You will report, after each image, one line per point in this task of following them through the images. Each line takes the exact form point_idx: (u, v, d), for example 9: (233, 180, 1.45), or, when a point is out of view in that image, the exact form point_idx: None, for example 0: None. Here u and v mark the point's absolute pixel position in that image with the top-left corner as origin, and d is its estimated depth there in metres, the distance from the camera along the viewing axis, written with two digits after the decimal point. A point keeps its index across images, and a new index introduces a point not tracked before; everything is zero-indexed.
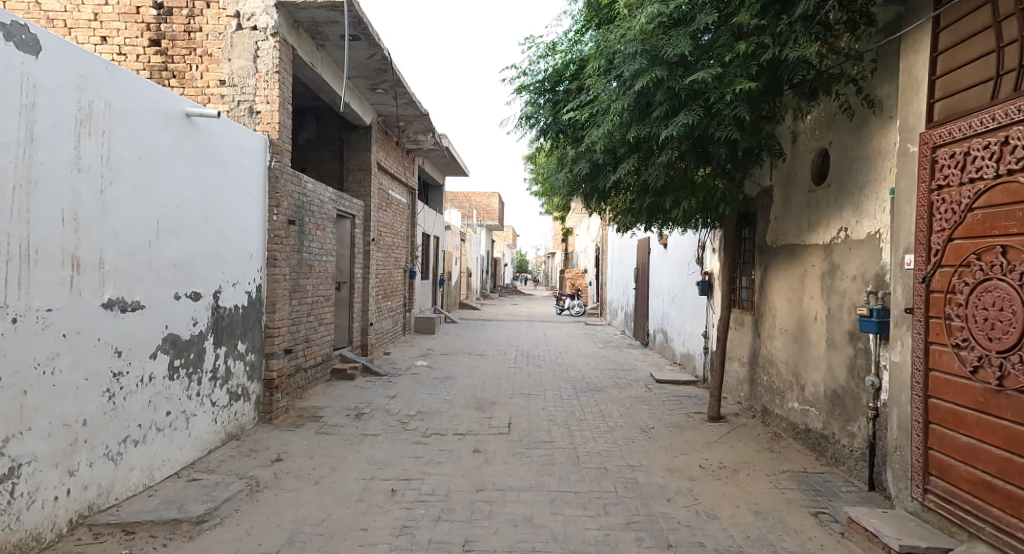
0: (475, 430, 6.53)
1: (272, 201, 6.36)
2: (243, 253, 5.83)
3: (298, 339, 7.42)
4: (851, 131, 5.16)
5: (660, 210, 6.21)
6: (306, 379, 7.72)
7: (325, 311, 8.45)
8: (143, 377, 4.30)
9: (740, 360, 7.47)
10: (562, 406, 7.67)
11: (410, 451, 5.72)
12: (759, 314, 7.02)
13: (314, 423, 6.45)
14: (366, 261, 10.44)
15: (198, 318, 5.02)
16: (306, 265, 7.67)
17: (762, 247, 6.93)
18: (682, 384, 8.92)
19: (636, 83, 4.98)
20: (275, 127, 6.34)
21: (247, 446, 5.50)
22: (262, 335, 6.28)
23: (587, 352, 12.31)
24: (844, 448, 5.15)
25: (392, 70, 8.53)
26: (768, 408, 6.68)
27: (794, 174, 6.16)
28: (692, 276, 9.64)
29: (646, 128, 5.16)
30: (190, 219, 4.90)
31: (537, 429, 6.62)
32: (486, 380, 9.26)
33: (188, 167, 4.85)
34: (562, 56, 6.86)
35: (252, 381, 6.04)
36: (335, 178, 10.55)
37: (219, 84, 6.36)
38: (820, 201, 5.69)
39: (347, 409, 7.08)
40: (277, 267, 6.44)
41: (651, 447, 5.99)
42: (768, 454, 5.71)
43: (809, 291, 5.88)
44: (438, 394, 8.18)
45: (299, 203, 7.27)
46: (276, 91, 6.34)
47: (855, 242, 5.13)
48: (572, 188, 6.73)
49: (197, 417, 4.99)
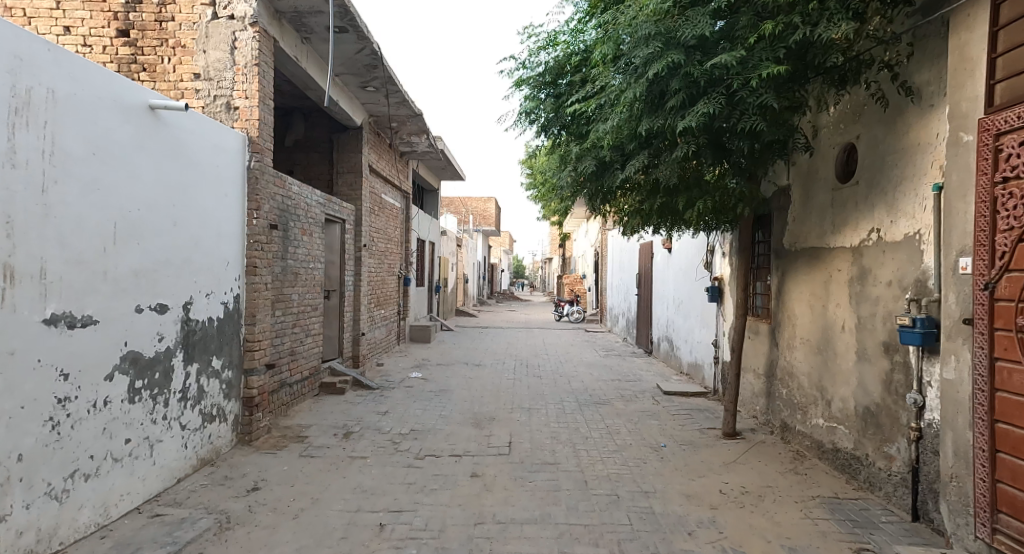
0: (473, 451, 6.04)
1: (252, 203, 5.88)
2: (218, 259, 5.34)
3: (283, 352, 6.94)
4: (884, 123, 4.71)
5: (673, 213, 5.74)
6: (292, 395, 7.22)
7: (313, 322, 7.95)
8: (96, 401, 3.80)
9: (756, 372, 6.99)
10: (566, 422, 7.19)
11: (401, 476, 5.22)
12: (776, 323, 6.55)
13: (299, 444, 5.96)
14: (357, 268, 9.95)
15: (164, 332, 4.52)
16: (292, 272, 7.19)
17: (779, 250, 6.47)
18: (692, 395, 8.45)
19: (649, 69, 4.51)
20: (254, 124, 5.86)
21: (222, 473, 5.00)
22: (240, 350, 5.78)
23: (589, 361, 11.84)
24: (880, 472, 4.68)
25: (384, 66, 8.08)
26: (789, 424, 6.21)
27: (816, 171, 5.69)
28: (700, 282, 9.18)
29: (659, 120, 4.70)
30: (155, 224, 4.41)
31: (539, 448, 6.13)
32: (484, 393, 8.77)
33: (152, 167, 4.37)
34: (563, 47, 6.47)
35: (229, 400, 5.54)
36: (324, 181, 10.08)
37: (193, 78, 5.88)
38: (847, 199, 5.23)
39: (335, 428, 6.58)
40: (257, 275, 5.95)
41: (665, 469, 5.51)
42: (793, 476, 5.24)
43: (835, 298, 5.42)
44: (433, 409, 7.68)
45: (282, 206, 6.80)
46: (256, 85, 5.85)
47: (889, 244, 4.68)
48: (576, 189, 6.27)
49: (164, 443, 4.48)
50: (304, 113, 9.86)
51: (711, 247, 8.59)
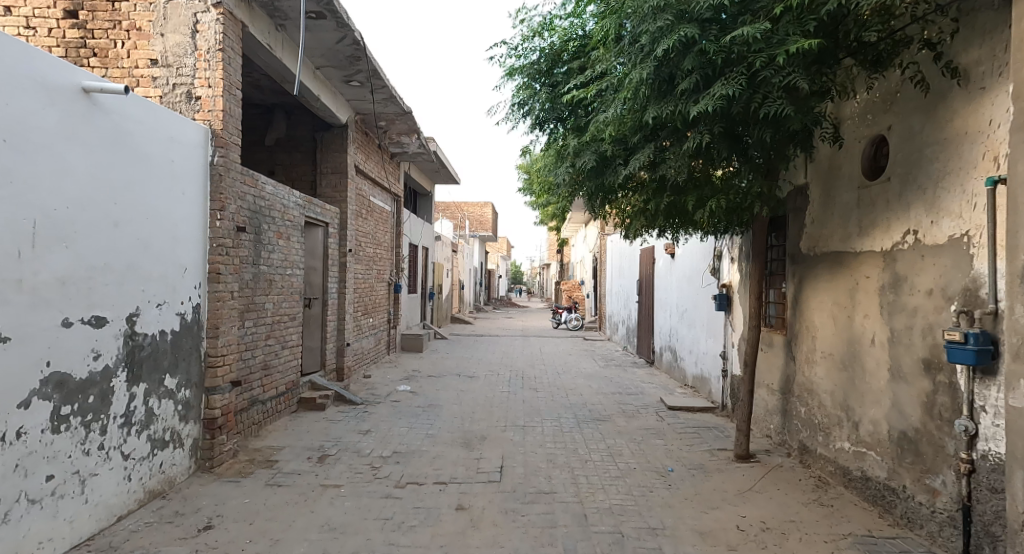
0: (459, 477, 5.45)
1: (215, 203, 5.31)
2: (173, 265, 4.76)
3: (253, 367, 6.36)
4: (922, 110, 4.17)
5: (681, 214, 5.18)
6: (265, 413, 6.64)
7: (290, 332, 7.37)
8: (6, 434, 3.31)
9: (769, 388, 6.42)
10: (563, 441, 6.62)
11: (377, 510, 4.66)
12: (792, 334, 5.98)
13: (266, 471, 5.37)
14: (341, 275, 9.37)
15: (102, 350, 3.95)
16: (264, 280, 6.61)
17: (795, 254, 5.91)
18: (698, 411, 7.89)
19: (659, 46, 3.96)
20: (217, 115, 5.30)
21: (172, 508, 4.41)
22: (199, 367, 5.19)
23: (589, 372, 11.24)
24: (921, 508, 4.14)
25: (368, 58, 7.55)
26: (808, 446, 5.65)
27: (840, 167, 5.15)
28: (706, 289, 8.62)
29: (668, 107, 4.16)
30: (91, 224, 3.86)
31: (533, 474, 5.55)
32: (476, 408, 8.17)
33: (87, 161, 3.82)
34: (560, 33, 6.04)
35: (186, 423, 4.96)
36: (307, 182, 9.50)
37: (150, 64, 5.31)
38: (877, 198, 4.68)
39: (309, 450, 6.00)
40: (221, 283, 5.36)
41: (674, 500, 4.96)
42: (819, 509, 4.69)
43: (863, 307, 4.87)
44: (419, 428, 7.08)
45: (253, 208, 6.24)
46: (220, 72, 5.29)
47: (929, 248, 4.13)
48: (575, 187, 5.74)
49: (101, 476, 3.93)
50: (285, 110, 9.30)
51: (719, 252, 8.03)
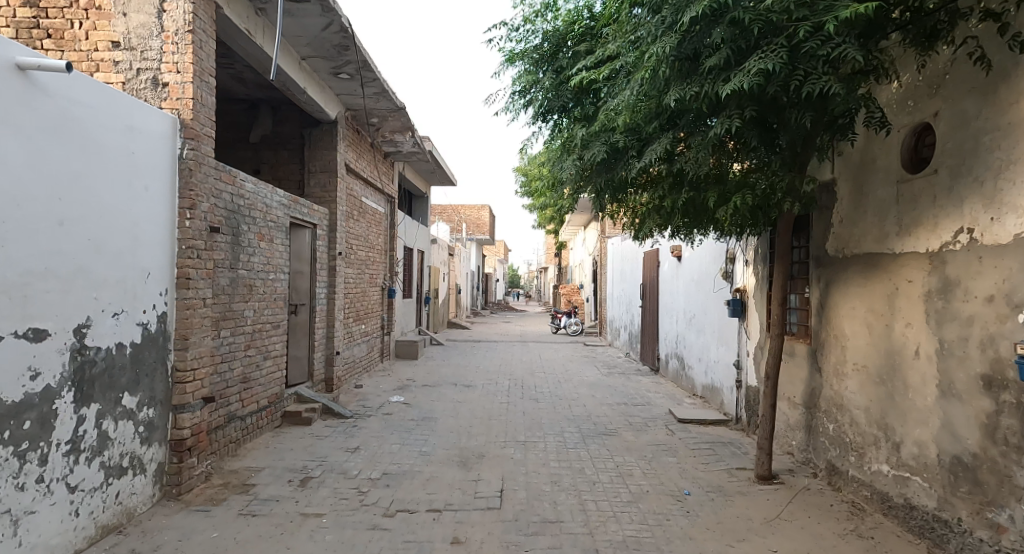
0: (455, 503, 4.93)
1: (186, 201, 4.79)
2: (133, 269, 4.25)
3: (230, 381, 5.84)
4: (980, 93, 3.74)
5: (700, 214, 4.70)
6: (244, 430, 6.11)
7: (273, 342, 6.85)
8: None
9: (791, 401, 5.91)
10: (568, 459, 6.11)
11: (362, 546, 4.16)
12: (817, 343, 5.48)
13: (241, 497, 4.84)
14: (330, 279, 8.85)
15: (41, 368, 3.49)
16: (243, 285, 6.08)
17: (819, 256, 5.42)
18: (711, 425, 7.38)
19: (684, 16, 3.53)
20: (186, 104, 4.78)
21: (129, 546, 3.92)
22: (166, 383, 4.66)
23: (591, 380, 10.73)
24: (982, 545, 3.68)
25: (357, 47, 7.07)
26: (838, 467, 5.14)
27: (873, 160, 4.67)
28: (717, 293, 8.13)
29: (693, 87, 3.72)
30: (26, 221, 3.40)
31: (536, 499, 5.04)
32: (473, 421, 7.64)
33: (19, 150, 3.36)
34: (565, 15, 5.72)
35: (150, 447, 4.44)
36: (295, 182, 8.99)
37: (111, 47, 4.80)
38: (920, 193, 4.20)
39: (291, 472, 5.48)
40: (192, 289, 4.84)
41: (695, 531, 4.47)
42: (858, 543, 4.20)
43: (903, 315, 4.38)
44: (412, 444, 6.55)
45: (229, 206, 5.72)
46: (189, 56, 4.77)
47: (989, 249, 3.70)
48: (581, 183, 5.27)
49: (40, 514, 3.46)
50: (272, 106, 8.80)
51: (732, 255, 7.55)
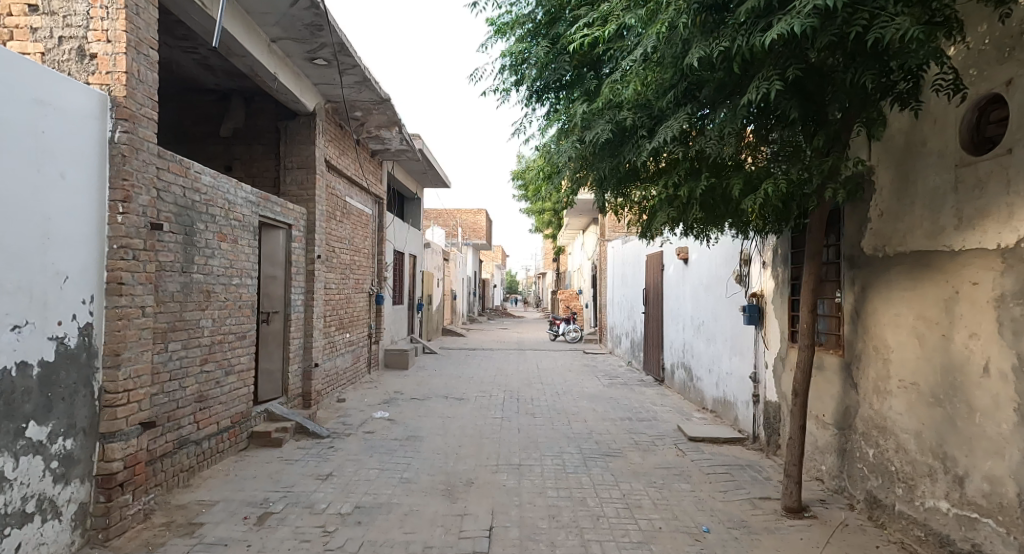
0: (435, 546, 4.19)
1: (118, 193, 4.05)
2: (42, 271, 3.54)
3: (180, 400, 5.11)
4: None
5: (719, 209, 4.00)
6: (200, 455, 5.37)
7: (238, 353, 6.12)
8: None
9: (820, 420, 5.18)
10: (567, 486, 5.40)
11: None
12: (850, 355, 4.75)
13: (182, 541, 4.10)
14: (308, 284, 8.12)
15: None
16: (199, 290, 5.37)
17: (850, 254, 4.72)
18: (725, 444, 6.66)
19: None
20: (119, 78, 4.07)
21: None
22: (93, 408, 3.92)
23: (592, 392, 9.98)
24: None
25: (332, 27, 6.39)
26: (879, 499, 4.42)
27: (922, 142, 3.97)
28: (728, 299, 7.45)
29: (727, 38, 3.22)
30: None
31: (532, 539, 4.32)
32: (462, 441, 6.90)
33: None
34: None
35: (67, 485, 3.73)
36: (270, 179, 8.28)
37: (29, 12, 4.11)
38: (988, 177, 3.52)
39: (248, 506, 4.75)
40: (126, 297, 4.09)
41: None
42: None
43: (966, 323, 3.68)
44: (392, 470, 5.80)
45: (179, 202, 5.04)
46: (121, 23, 4.06)
47: None
48: (581, 170, 4.60)
49: None
50: (244, 96, 8.10)
51: (746, 256, 6.89)
